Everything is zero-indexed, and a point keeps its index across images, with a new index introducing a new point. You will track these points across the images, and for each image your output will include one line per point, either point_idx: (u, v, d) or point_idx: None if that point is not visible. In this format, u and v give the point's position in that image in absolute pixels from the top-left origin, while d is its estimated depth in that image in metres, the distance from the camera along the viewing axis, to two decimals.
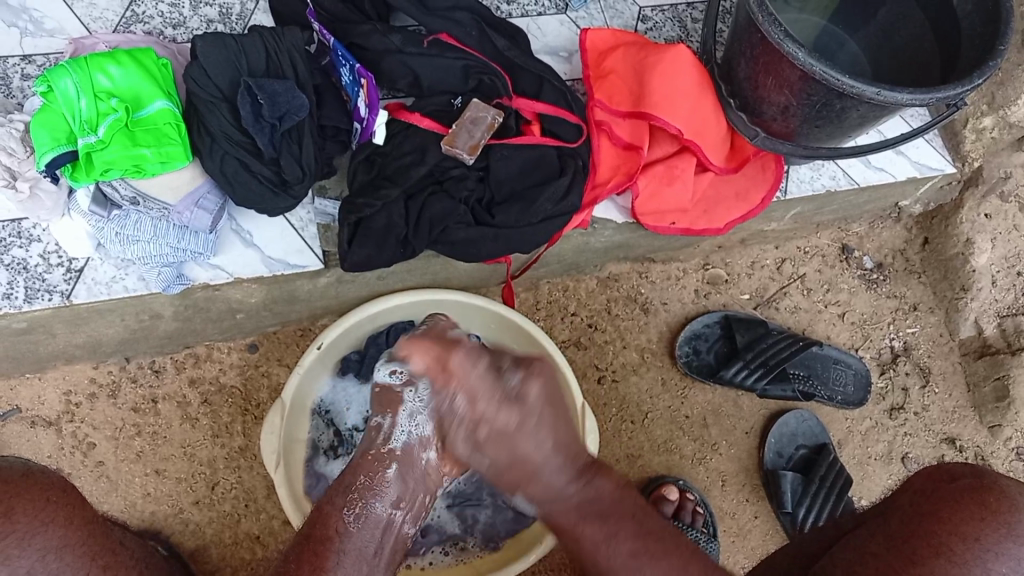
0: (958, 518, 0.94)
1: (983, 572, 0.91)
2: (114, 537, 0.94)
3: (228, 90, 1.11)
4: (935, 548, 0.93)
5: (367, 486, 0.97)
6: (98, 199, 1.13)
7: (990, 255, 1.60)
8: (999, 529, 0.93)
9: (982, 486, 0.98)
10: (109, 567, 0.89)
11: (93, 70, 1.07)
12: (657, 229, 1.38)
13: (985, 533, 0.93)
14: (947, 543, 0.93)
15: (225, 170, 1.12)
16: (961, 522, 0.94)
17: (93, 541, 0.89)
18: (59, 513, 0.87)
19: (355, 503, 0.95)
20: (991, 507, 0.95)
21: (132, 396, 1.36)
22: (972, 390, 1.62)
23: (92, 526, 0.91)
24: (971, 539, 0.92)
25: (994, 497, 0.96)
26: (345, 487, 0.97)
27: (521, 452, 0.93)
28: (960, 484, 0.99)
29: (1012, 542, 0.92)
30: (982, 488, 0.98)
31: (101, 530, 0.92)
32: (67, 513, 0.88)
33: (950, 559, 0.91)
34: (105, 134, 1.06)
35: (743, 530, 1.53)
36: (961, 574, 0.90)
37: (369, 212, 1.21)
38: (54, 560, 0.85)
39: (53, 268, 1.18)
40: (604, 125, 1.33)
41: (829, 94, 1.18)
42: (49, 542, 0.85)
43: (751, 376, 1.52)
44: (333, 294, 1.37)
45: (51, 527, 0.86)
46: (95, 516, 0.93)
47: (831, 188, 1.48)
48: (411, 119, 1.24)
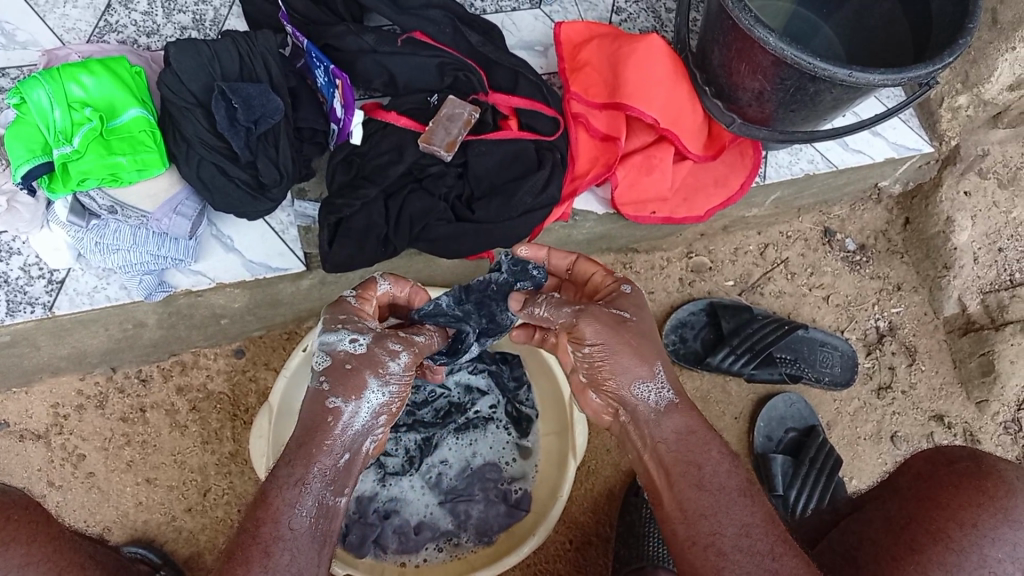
0: (957, 504, 0.93)
1: (983, 560, 0.89)
2: (83, 551, 0.90)
3: (203, 97, 1.11)
4: (934, 534, 0.92)
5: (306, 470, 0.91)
6: (77, 209, 1.12)
7: (970, 232, 1.60)
8: (996, 514, 0.91)
9: (980, 470, 0.96)
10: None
11: (65, 80, 1.06)
12: (637, 218, 1.38)
13: (982, 519, 0.91)
14: (946, 530, 0.92)
15: (203, 175, 1.13)
16: (959, 509, 0.93)
17: (60, 557, 0.85)
18: (21, 530, 0.83)
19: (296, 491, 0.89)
20: (988, 492, 0.93)
21: (120, 406, 1.36)
22: (958, 366, 1.63)
23: (59, 543, 0.86)
24: (969, 526, 0.91)
25: (991, 482, 0.94)
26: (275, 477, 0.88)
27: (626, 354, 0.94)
28: (957, 469, 0.97)
29: (1008, 528, 0.91)
30: (979, 472, 0.96)
31: (67, 545, 0.87)
32: (30, 531, 0.84)
33: (948, 547, 0.91)
34: (80, 144, 1.05)
35: None
36: (958, 562, 0.90)
37: (348, 213, 1.21)
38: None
39: (35, 280, 1.18)
40: (580, 117, 1.33)
41: (801, 77, 1.19)
42: (10, 560, 0.81)
43: (738, 360, 1.53)
44: (317, 295, 1.37)
45: (10, 546, 0.82)
46: (61, 531, 0.88)
47: (810, 172, 1.49)
48: (387, 117, 1.24)
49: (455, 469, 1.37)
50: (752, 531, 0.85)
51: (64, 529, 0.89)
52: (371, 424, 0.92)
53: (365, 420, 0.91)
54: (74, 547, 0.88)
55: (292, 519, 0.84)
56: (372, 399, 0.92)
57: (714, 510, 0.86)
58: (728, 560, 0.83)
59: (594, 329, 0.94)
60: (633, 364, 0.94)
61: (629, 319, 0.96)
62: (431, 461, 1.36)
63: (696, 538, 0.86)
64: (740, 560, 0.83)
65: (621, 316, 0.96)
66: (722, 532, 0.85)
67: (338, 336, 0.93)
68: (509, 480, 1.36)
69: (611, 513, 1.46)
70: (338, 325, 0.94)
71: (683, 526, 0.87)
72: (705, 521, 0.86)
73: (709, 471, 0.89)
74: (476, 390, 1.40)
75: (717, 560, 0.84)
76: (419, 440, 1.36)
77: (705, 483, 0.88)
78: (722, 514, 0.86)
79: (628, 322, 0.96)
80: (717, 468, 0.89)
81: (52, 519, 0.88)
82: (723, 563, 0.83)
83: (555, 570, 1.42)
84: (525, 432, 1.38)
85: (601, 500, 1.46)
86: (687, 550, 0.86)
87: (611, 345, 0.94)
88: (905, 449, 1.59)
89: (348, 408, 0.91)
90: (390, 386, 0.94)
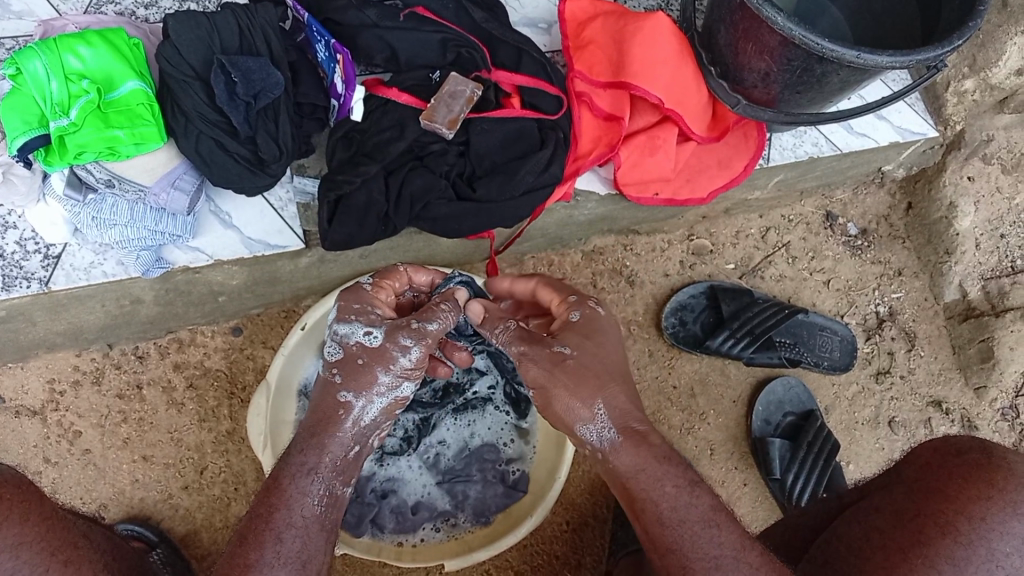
0: (966, 496, 0.93)
1: (990, 553, 0.89)
2: (76, 530, 0.89)
3: (201, 68, 1.09)
4: (942, 527, 0.92)
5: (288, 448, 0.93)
6: (73, 183, 1.11)
7: (973, 218, 1.59)
8: (1004, 508, 0.91)
9: (990, 461, 0.96)
10: (70, 562, 0.84)
11: (62, 51, 1.04)
12: (640, 200, 1.38)
13: (989, 512, 0.91)
14: (953, 522, 0.92)
15: (201, 150, 1.11)
16: (969, 501, 0.92)
17: (53, 536, 0.84)
18: (15, 509, 0.82)
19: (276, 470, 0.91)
20: (997, 485, 0.92)
21: (117, 382, 1.35)
22: (957, 352, 1.62)
23: (51, 523, 0.85)
24: (977, 518, 0.91)
25: (1000, 474, 0.94)
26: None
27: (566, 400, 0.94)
28: (966, 460, 0.97)
29: (1017, 521, 0.90)
30: (989, 465, 0.95)
31: (61, 524, 0.87)
32: (23, 510, 0.83)
33: (956, 539, 0.90)
34: (78, 116, 1.03)
35: (732, 498, 1.54)
36: (966, 554, 0.89)
37: (349, 189, 1.20)
38: (11, 559, 0.80)
39: (30, 255, 1.16)
40: (584, 96, 1.32)
41: (809, 59, 1.17)
42: (3, 541, 0.80)
43: (737, 344, 1.52)
44: (315, 274, 1.36)
45: (3, 526, 0.81)
46: (53, 510, 0.87)
47: (814, 156, 1.47)
48: (388, 94, 1.23)
49: (453, 449, 1.36)
50: (722, 565, 0.84)
51: (57, 509, 0.88)
52: (378, 420, 0.95)
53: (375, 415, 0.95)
54: (66, 527, 0.88)
55: (287, 501, 0.86)
56: (386, 396, 0.95)
57: (680, 543, 0.86)
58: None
59: (535, 368, 0.96)
60: (576, 402, 0.93)
61: (568, 356, 0.95)
62: (428, 442, 1.35)
63: (671, 567, 0.86)
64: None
65: (561, 353, 0.96)
66: (690, 568, 0.85)
67: (351, 327, 0.97)
68: (508, 461, 1.35)
69: (609, 494, 1.45)
70: (350, 317, 0.98)
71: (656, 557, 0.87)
72: (673, 556, 0.86)
73: (665, 503, 0.87)
74: (475, 370, 1.36)
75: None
76: (418, 421, 1.33)
77: (665, 519, 0.87)
78: (693, 543, 0.85)
79: (568, 359, 0.95)
80: (676, 501, 0.87)
81: (44, 498, 0.87)
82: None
83: (551, 551, 1.42)
84: (523, 414, 1.37)
85: (598, 481, 1.45)
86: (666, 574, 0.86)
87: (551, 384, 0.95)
88: (903, 435, 1.59)
89: (358, 403, 0.94)
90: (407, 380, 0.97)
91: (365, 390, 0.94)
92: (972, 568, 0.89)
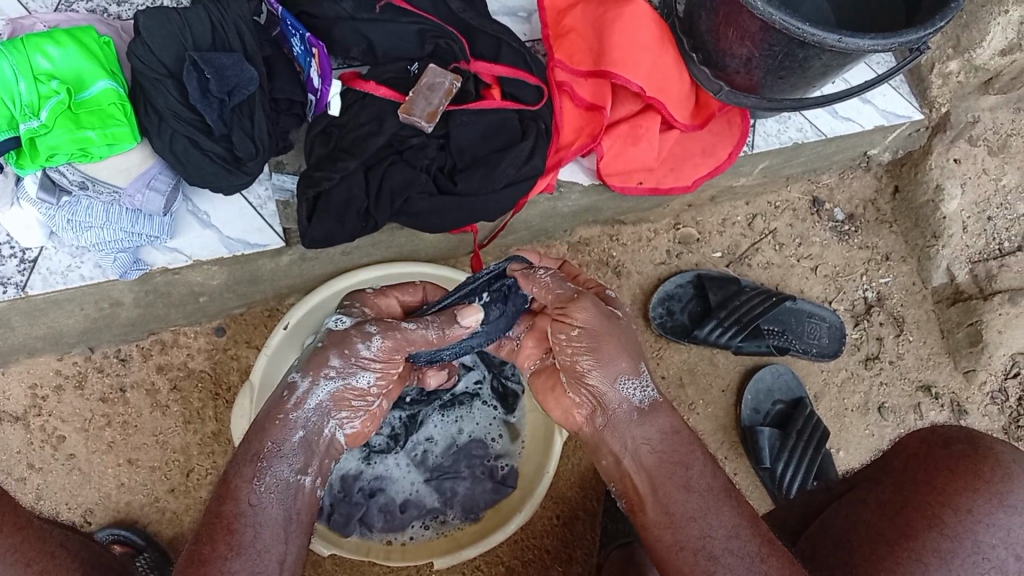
0: (953, 488, 0.92)
1: (977, 545, 0.89)
2: (53, 538, 0.88)
3: (174, 66, 1.07)
4: (928, 519, 0.92)
5: (273, 452, 0.91)
6: (46, 185, 1.09)
7: (960, 201, 1.58)
8: (992, 500, 0.90)
9: (975, 452, 0.95)
10: (47, 572, 0.84)
11: (30, 51, 1.01)
12: (623, 189, 1.37)
13: (978, 504, 0.91)
14: (940, 514, 0.91)
15: (176, 149, 1.09)
16: (955, 494, 0.92)
17: (28, 546, 0.83)
18: None
19: (264, 471, 0.90)
20: (983, 477, 0.92)
21: (100, 386, 1.33)
22: (945, 336, 1.62)
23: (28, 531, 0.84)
24: (964, 510, 0.91)
25: (986, 465, 0.93)
26: (245, 459, 0.91)
27: (610, 350, 0.97)
28: (953, 451, 0.96)
29: (1003, 513, 0.90)
30: (974, 456, 0.94)
31: (37, 534, 0.85)
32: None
33: (944, 532, 0.90)
34: (48, 118, 1.01)
35: None
36: (954, 547, 0.89)
37: (328, 185, 1.19)
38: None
39: (6, 260, 1.15)
40: (565, 86, 1.30)
41: (790, 44, 1.16)
42: None
43: (725, 333, 1.51)
44: (297, 272, 1.34)
45: None
46: (29, 519, 0.86)
47: (798, 141, 1.46)
48: (366, 87, 1.21)
49: (441, 446, 1.35)
50: (741, 533, 0.88)
51: (33, 518, 0.87)
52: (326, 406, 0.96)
53: (320, 398, 0.95)
54: (43, 535, 0.86)
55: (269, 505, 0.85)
56: (335, 380, 0.96)
57: (703, 513, 0.89)
58: (718, 562, 0.87)
59: (594, 315, 0.97)
60: (620, 359, 0.97)
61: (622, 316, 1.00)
62: (416, 439, 1.34)
63: (684, 543, 0.89)
64: (734, 562, 0.87)
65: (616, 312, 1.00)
66: (711, 536, 0.88)
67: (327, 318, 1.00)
68: (496, 456, 1.34)
69: (598, 488, 1.44)
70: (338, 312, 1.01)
71: (669, 532, 0.90)
72: (694, 525, 0.89)
73: (696, 472, 0.92)
74: (461, 366, 1.36)
75: (707, 564, 0.87)
76: (404, 418, 1.33)
77: (692, 485, 0.91)
78: (713, 517, 0.89)
79: (621, 319, 1.00)
80: (703, 469, 0.93)
81: (19, 507, 0.85)
82: (714, 567, 0.87)
83: (542, 546, 1.41)
84: (511, 408, 1.36)
85: (588, 475, 1.44)
86: (674, 554, 0.89)
87: (606, 333, 0.97)
88: (892, 420, 1.59)
89: (303, 381, 0.94)
90: (363, 369, 0.96)
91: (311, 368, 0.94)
92: (958, 562, 0.89)
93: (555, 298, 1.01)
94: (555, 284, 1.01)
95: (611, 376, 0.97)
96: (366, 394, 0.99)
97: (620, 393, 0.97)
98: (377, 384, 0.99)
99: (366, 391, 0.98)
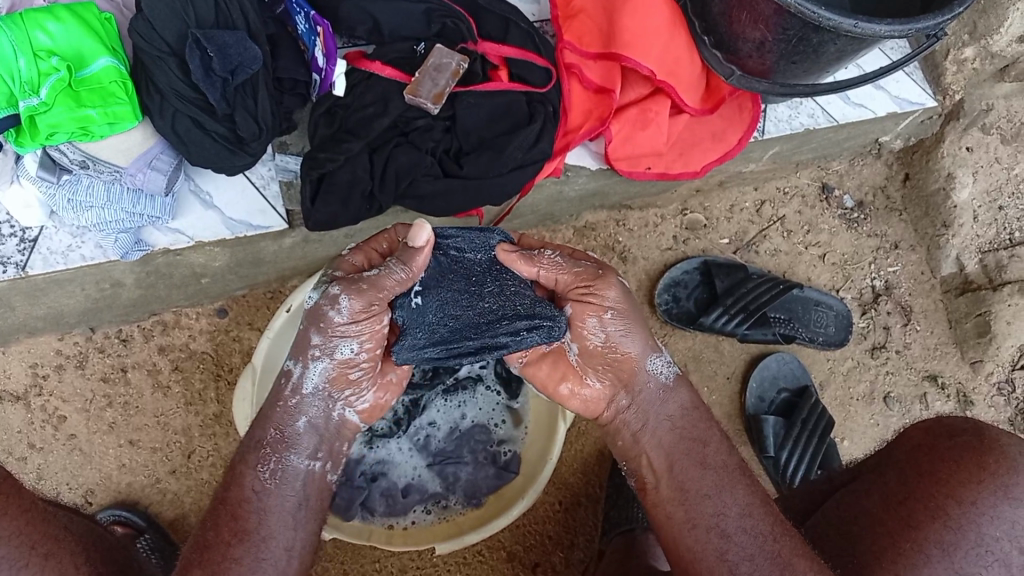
0: (957, 480, 0.92)
1: (981, 538, 0.89)
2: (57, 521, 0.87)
3: (176, 44, 1.05)
4: (931, 511, 0.91)
5: (278, 440, 0.92)
6: (46, 164, 1.07)
7: (971, 190, 1.56)
8: (995, 492, 0.90)
9: (981, 444, 0.94)
10: (51, 555, 0.83)
11: (30, 27, 0.99)
12: (631, 174, 1.34)
13: (981, 496, 0.90)
14: (944, 507, 0.91)
15: (178, 128, 1.08)
16: (959, 485, 0.91)
17: (33, 530, 0.82)
18: None
19: (270, 459, 0.91)
20: (988, 468, 0.91)
21: (100, 366, 1.33)
22: (953, 326, 1.61)
23: (31, 515, 0.83)
24: (967, 503, 0.90)
25: (992, 458, 0.92)
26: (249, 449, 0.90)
27: (637, 335, 1.00)
28: (958, 442, 0.95)
29: (1009, 507, 0.90)
30: (980, 448, 0.93)
31: (41, 516, 0.85)
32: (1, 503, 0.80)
33: (946, 524, 0.90)
34: (48, 95, 0.99)
35: None
36: (955, 540, 0.89)
37: (331, 167, 1.17)
38: None
39: (6, 239, 1.13)
40: (573, 68, 1.28)
41: (805, 28, 1.15)
42: None
43: (731, 321, 1.50)
44: (300, 254, 1.32)
45: None
46: (35, 502, 0.85)
47: (810, 127, 1.44)
48: (371, 67, 1.20)
49: (444, 431, 1.33)
50: (754, 510, 0.92)
51: (38, 501, 0.86)
52: (316, 387, 0.95)
53: (316, 381, 0.95)
54: (48, 518, 0.85)
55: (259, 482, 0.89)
56: (322, 360, 0.94)
57: (716, 490, 0.93)
58: (732, 540, 0.90)
59: (618, 290, 0.98)
60: (647, 338, 1.00)
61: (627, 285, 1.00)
62: (419, 423, 1.33)
63: (697, 520, 0.92)
64: (744, 540, 0.89)
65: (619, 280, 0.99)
66: (725, 513, 0.91)
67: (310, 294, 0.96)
68: (499, 441, 1.34)
69: (601, 475, 1.44)
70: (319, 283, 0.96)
71: (682, 508, 0.93)
72: (708, 501, 0.92)
73: (712, 449, 0.96)
74: None
75: (720, 541, 0.90)
76: (407, 403, 1.31)
77: (707, 462, 0.95)
78: (727, 493, 0.93)
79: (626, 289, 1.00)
80: (719, 446, 0.97)
81: (24, 490, 0.84)
82: (726, 544, 0.90)
83: (545, 532, 1.41)
84: (514, 394, 1.34)
85: (591, 461, 1.44)
86: (686, 532, 0.92)
87: (625, 311, 0.99)
88: (897, 410, 1.57)
89: (297, 367, 0.95)
90: (343, 339, 0.94)
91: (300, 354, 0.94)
92: (960, 554, 0.88)
93: (574, 278, 0.99)
94: (569, 265, 0.99)
95: (643, 354, 1.00)
96: (358, 363, 0.96)
97: (648, 371, 1.00)
98: (366, 352, 0.96)
99: (355, 361, 0.95)
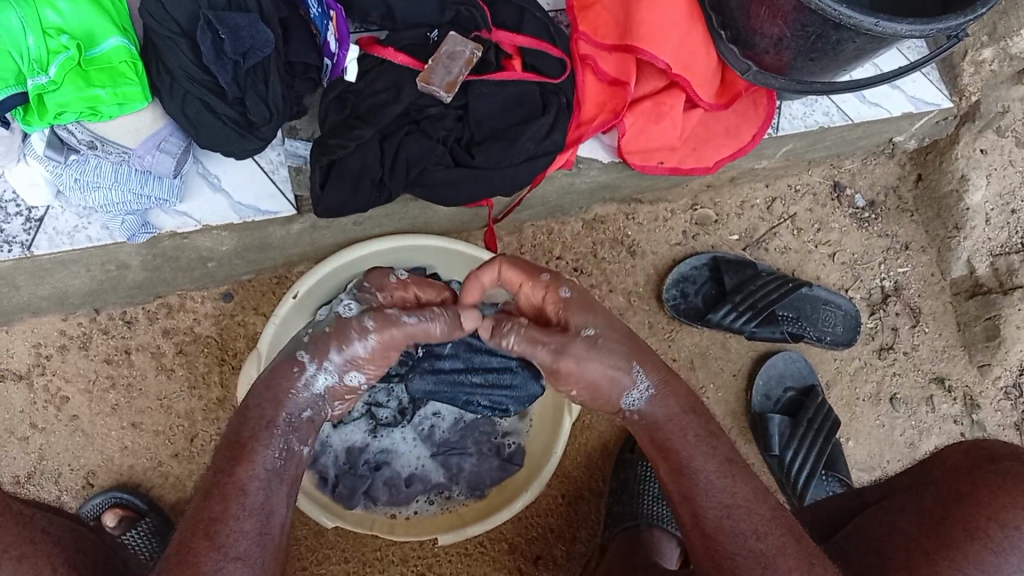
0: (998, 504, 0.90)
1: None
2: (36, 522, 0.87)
3: (187, 24, 1.04)
4: (972, 533, 0.89)
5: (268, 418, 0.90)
6: (54, 143, 1.06)
7: (984, 192, 1.55)
8: None
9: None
10: (24, 558, 0.82)
11: (39, 5, 0.97)
12: (644, 168, 1.33)
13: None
14: (985, 529, 0.89)
15: (188, 111, 1.07)
16: (1001, 509, 0.90)
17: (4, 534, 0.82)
18: None
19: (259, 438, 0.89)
20: None
21: (104, 347, 1.32)
22: (962, 330, 1.60)
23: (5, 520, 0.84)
24: (1011, 527, 0.88)
25: None
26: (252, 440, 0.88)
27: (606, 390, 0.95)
28: (1000, 467, 0.94)
29: None
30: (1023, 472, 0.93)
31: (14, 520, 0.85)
32: None
33: (987, 547, 0.88)
34: (57, 74, 0.98)
35: None
36: (997, 563, 0.87)
37: (342, 154, 1.16)
38: None
39: (12, 218, 1.12)
40: (588, 59, 1.27)
41: (824, 25, 1.14)
42: None
43: (739, 318, 1.48)
44: (308, 241, 1.31)
45: None
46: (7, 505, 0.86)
47: (824, 125, 1.42)
48: (384, 53, 1.19)
49: (448, 421, 1.32)
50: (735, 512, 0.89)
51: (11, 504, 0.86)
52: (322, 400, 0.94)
53: (319, 390, 0.93)
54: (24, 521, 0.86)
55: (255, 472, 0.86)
56: (330, 373, 0.93)
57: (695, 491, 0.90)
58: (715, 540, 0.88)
59: (589, 362, 0.93)
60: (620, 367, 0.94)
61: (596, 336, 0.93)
62: (423, 414, 1.31)
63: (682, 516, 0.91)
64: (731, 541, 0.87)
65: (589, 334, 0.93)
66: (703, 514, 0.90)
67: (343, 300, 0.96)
68: (503, 434, 1.33)
69: (605, 469, 1.43)
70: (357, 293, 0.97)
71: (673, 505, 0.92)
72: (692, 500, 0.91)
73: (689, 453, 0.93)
74: None
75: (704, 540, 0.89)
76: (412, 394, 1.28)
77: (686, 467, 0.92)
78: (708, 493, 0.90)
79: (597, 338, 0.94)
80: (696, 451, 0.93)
81: None
82: (710, 543, 0.89)
83: (546, 525, 1.40)
84: None
85: (594, 455, 1.43)
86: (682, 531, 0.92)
87: (590, 378, 0.94)
88: (903, 412, 1.56)
89: (311, 364, 0.92)
90: (355, 369, 0.94)
91: (318, 355, 0.92)
92: None
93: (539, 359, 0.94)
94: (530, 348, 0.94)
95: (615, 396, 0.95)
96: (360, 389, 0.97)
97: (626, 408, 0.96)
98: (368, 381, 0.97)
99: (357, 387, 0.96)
